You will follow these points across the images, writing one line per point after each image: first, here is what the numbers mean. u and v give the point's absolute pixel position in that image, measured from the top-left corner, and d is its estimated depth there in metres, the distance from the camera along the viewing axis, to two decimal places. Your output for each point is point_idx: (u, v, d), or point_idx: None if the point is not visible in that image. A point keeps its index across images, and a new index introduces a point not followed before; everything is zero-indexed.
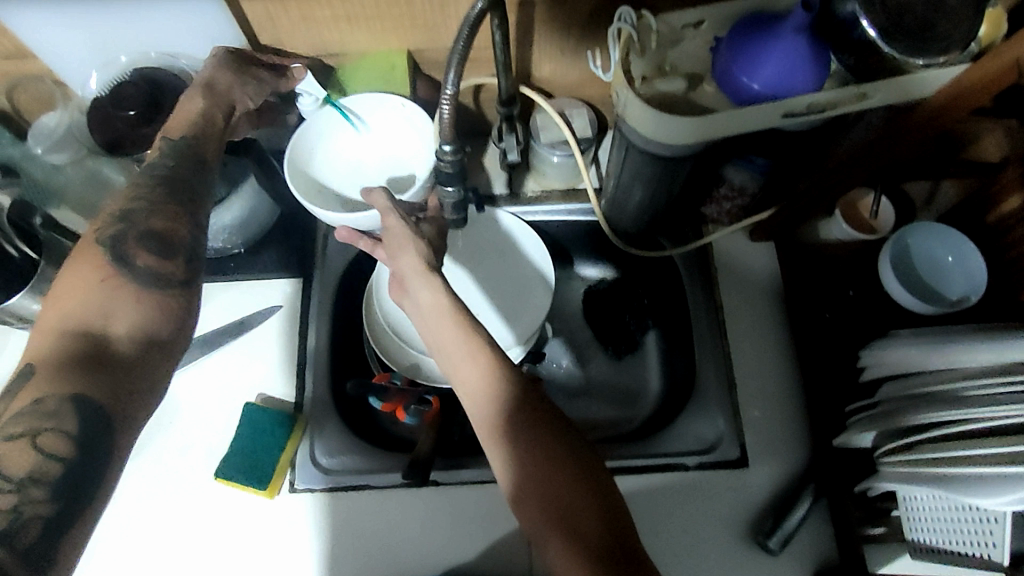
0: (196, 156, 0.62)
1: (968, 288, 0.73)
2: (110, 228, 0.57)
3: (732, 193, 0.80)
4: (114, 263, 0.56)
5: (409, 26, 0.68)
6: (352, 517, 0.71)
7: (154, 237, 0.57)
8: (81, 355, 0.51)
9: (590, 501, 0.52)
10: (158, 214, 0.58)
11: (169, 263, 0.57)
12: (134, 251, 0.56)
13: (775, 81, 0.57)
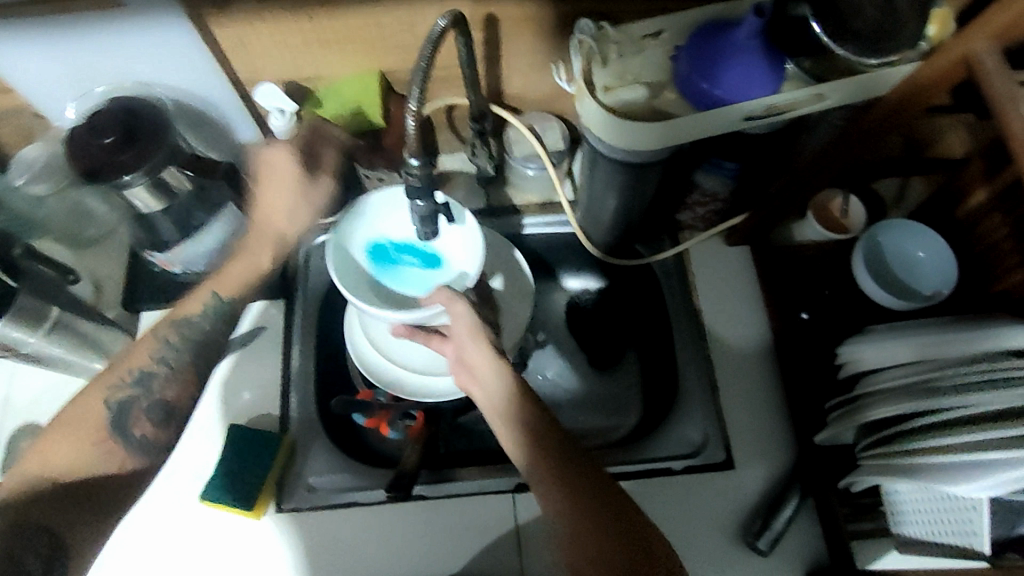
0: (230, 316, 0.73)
1: (942, 280, 0.74)
2: (122, 390, 0.67)
3: (704, 199, 0.80)
4: (112, 429, 0.66)
5: (379, 48, 0.70)
6: (338, 534, 0.71)
7: (162, 406, 0.68)
8: (77, 486, 0.64)
9: (621, 534, 0.57)
10: (173, 386, 0.69)
11: (163, 432, 0.68)
12: (136, 420, 0.67)
13: (733, 85, 0.58)
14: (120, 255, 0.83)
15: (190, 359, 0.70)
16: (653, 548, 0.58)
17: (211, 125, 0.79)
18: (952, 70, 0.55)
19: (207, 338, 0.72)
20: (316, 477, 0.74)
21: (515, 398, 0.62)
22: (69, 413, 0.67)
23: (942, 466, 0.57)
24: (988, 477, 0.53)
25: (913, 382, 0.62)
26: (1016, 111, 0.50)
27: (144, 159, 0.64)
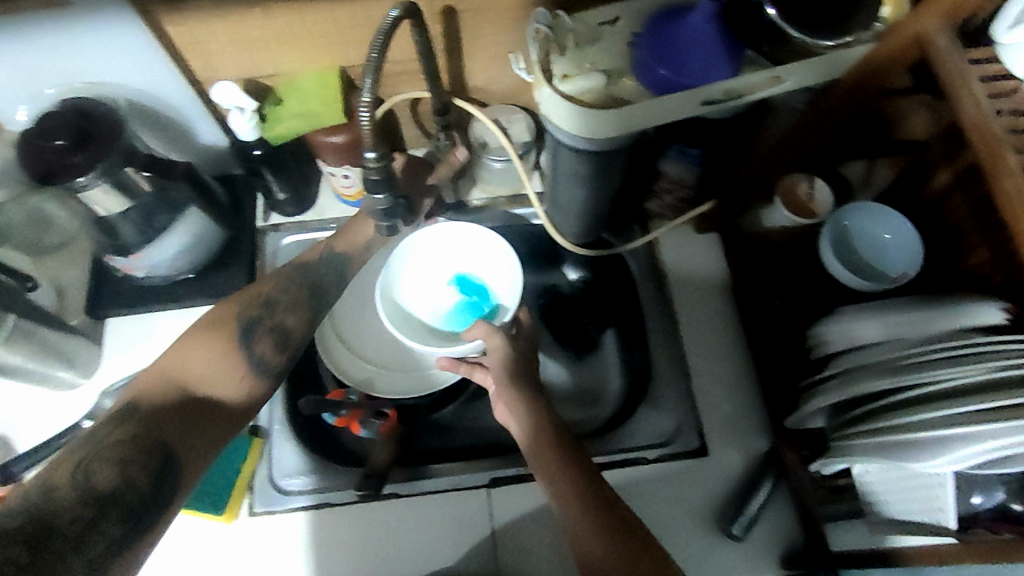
0: (315, 292, 0.71)
1: (908, 262, 0.73)
2: (250, 309, 0.67)
3: (671, 187, 0.80)
4: (241, 342, 0.65)
5: (338, 43, 0.69)
6: (315, 538, 0.70)
7: (284, 331, 0.67)
8: (193, 405, 0.60)
9: (626, 526, 0.57)
10: (293, 312, 0.69)
11: (281, 356, 0.67)
12: (258, 338, 0.66)
13: (690, 71, 0.58)
14: (83, 263, 0.82)
15: (296, 296, 0.70)
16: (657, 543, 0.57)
17: (170, 127, 0.78)
18: (906, 51, 0.55)
19: (319, 289, 0.72)
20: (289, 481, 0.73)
21: (528, 399, 0.65)
22: (192, 337, 0.64)
23: (910, 444, 0.57)
24: (951, 451, 0.53)
25: (880, 361, 0.62)
26: (968, 90, 0.50)
27: (99, 159, 0.63)
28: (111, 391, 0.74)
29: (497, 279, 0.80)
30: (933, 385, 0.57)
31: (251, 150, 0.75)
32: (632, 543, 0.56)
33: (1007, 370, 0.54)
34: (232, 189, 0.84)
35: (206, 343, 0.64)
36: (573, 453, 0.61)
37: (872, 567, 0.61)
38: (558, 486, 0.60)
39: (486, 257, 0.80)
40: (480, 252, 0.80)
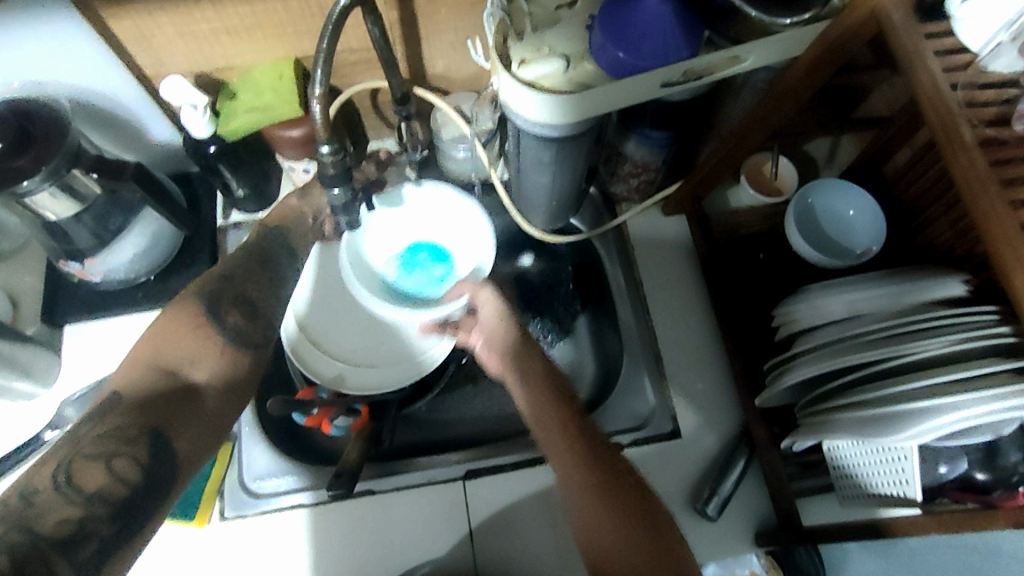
0: (261, 254, 0.68)
1: (871, 238, 0.74)
2: (213, 287, 0.65)
3: (636, 170, 0.79)
4: (208, 314, 0.63)
5: (291, 34, 0.67)
6: (290, 543, 0.69)
7: (249, 302, 0.66)
8: (172, 393, 0.58)
9: (629, 506, 0.56)
10: (253, 281, 0.66)
11: (252, 325, 0.65)
12: (228, 311, 0.64)
13: (649, 53, 0.57)
14: (38, 268, 0.80)
15: (253, 270, 0.67)
16: (666, 521, 0.56)
17: (120, 126, 0.75)
18: (862, 27, 0.54)
19: (280, 260, 0.70)
20: (268, 489, 0.71)
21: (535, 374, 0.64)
22: (166, 319, 0.62)
23: (875, 418, 0.57)
24: (910, 426, 0.53)
25: (845, 338, 0.63)
26: (923, 64, 0.50)
27: (43, 162, 0.61)
28: (73, 401, 0.72)
29: (460, 239, 0.79)
30: (897, 359, 0.58)
31: (205, 147, 0.72)
32: (635, 522, 0.55)
33: (972, 340, 0.54)
34: (189, 187, 0.83)
35: (176, 325, 0.62)
36: (580, 429, 0.60)
37: (845, 541, 0.62)
38: (563, 462, 0.59)
39: (444, 222, 0.80)
40: (435, 219, 0.80)
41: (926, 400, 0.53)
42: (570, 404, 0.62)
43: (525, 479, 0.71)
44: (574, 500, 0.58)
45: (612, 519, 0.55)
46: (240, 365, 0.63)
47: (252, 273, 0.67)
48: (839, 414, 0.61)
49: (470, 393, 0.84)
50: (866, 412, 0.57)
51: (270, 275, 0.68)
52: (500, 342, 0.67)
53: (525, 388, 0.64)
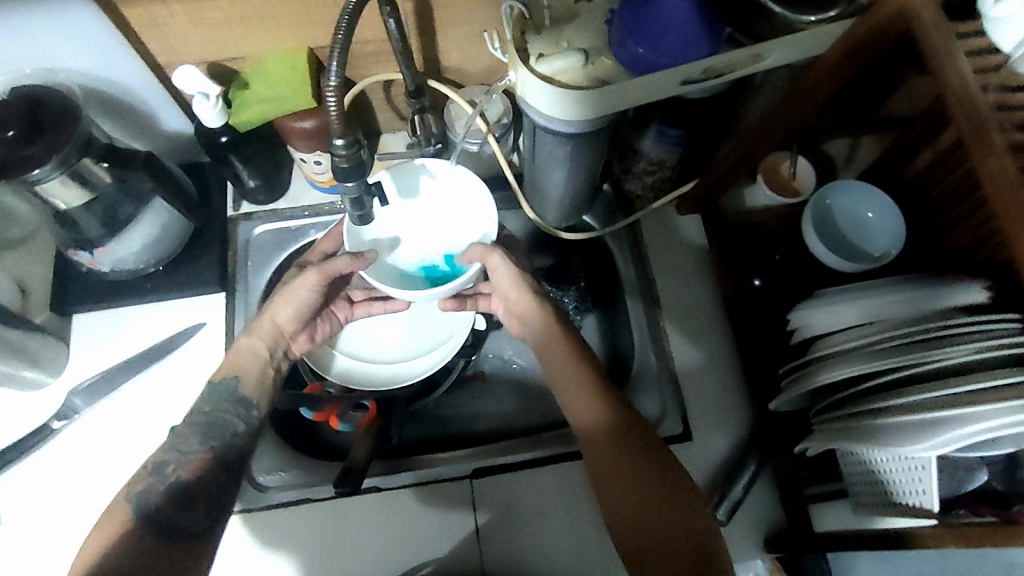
0: (223, 427, 0.62)
1: (890, 240, 0.72)
2: (139, 483, 0.56)
3: (651, 167, 0.77)
4: (138, 516, 0.54)
5: (304, 23, 0.66)
6: (292, 539, 0.69)
7: (182, 486, 0.57)
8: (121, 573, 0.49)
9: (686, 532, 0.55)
10: (186, 465, 0.58)
11: (192, 513, 0.56)
12: (155, 500, 0.55)
13: (663, 47, 0.56)
14: (47, 256, 0.79)
15: (191, 442, 0.60)
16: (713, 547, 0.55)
17: (132, 114, 0.74)
18: (890, 25, 0.53)
19: (224, 421, 0.62)
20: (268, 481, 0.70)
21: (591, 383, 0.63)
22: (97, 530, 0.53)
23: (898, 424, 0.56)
24: (935, 435, 0.52)
25: (865, 344, 0.61)
26: (954, 64, 0.49)
27: (54, 151, 0.60)
28: (81, 391, 0.73)
29: (471, 218, 0.74)
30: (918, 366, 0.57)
31: (216, 137, 0.71)
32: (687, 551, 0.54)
33: (994, 349, 0.53)
34: (201, 177, 0.82)
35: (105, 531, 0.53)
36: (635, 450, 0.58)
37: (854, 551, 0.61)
38: (610, 484, 0.58)
39: (455, 203, 0.75)
40: (445, 201, 0.75)
41: (952, 409, 0.52)
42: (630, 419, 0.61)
43: (533, 483, 0.71)
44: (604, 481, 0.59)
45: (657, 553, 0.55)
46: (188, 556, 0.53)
47: (186, 454, 0.59)
48: (858, 422, 0.59)
49: (479, 390, 0.83)
50: (886, 420, 0.56)
51: (204, 440, 0.61)
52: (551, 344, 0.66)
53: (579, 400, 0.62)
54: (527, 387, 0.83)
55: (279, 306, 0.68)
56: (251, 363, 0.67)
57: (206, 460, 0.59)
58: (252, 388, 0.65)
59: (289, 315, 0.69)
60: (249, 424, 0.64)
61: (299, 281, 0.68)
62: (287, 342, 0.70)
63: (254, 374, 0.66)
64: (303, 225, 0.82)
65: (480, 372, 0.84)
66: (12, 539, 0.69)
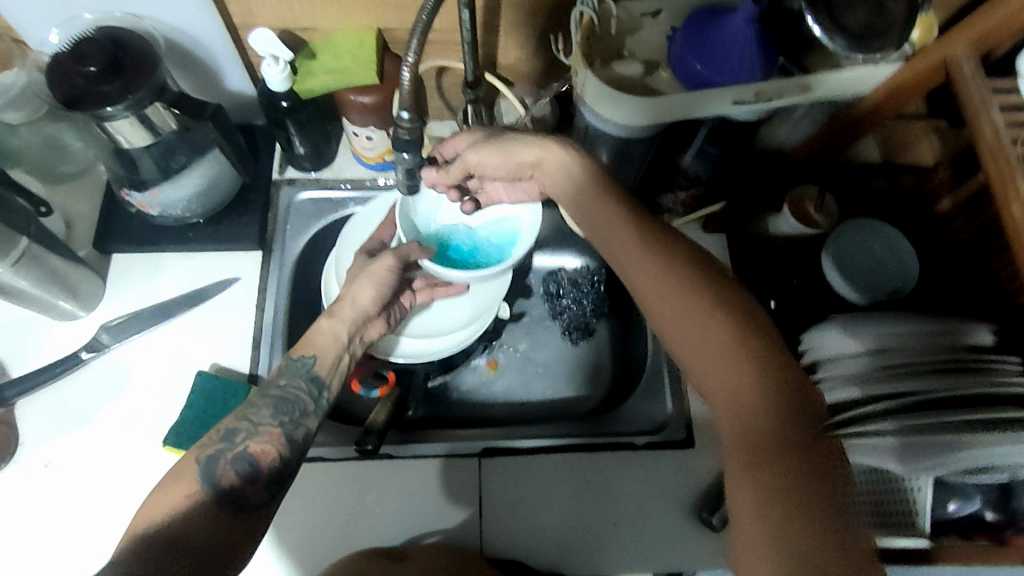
0: (298, 405, 0.62)
1: (903, 279, 0.75)
2: (210, 446, 0.57)
3: (686, 183, 0.82)
4: (205, 483, 0.54)
5: (378, 4, 0.70)
6: (307, 499, 0.70)
7: (250, 459, 0.57)
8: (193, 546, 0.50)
9: (789, 422, 0.45)
10: (259, 438, 0.58)
11: (254, 487, 0.56)
12: (223, 470, 0.55)
13: (724, 69, 0.60)
14: (92, 195, 0.82)
15: (265, 412, 0.60)
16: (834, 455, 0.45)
17: (200, 70, 0.77)
18: (931, 73, 0.57)
19: (297, 398, 0.62)
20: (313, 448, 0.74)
21: (676, 262, 0.52)
22: (161, 491, 0.54)
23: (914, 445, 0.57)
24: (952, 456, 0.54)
25: (875, 369, 0.63)
26: (988, 116, 0.53)
27: (131, 92, 0.62)
28: (109, 328, 0.75)
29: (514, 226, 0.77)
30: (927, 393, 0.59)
31: (278, 102, 0.74)
32: (789, 445, 0.44)
33: (998, 389, 0.57)
34: (253, 139, 0.85)
35: (169, 494, 0.54)
36: (723, 324, 0.48)
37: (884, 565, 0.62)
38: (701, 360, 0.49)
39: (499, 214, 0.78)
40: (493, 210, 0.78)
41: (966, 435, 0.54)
42: (735, 295, 0.50)
43: (537, 471, 0.73)
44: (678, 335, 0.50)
45: (738, 455, 0.45)
46: (239, 535, 0.54)
47: (257, 426, 0.59)
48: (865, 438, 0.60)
49: (487, 378, 0.85)
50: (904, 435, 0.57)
51: (276, 415, 0.61)
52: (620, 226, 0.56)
53: (647, 273, 0.52)
54: (535, 381, 0.85)
55: (358, 288, 0.70)
56: (328, 347, 0.67)
57: (277, 438, 0.59)
58: (328, 371, 0.65)
59: (369, 297, 0.71)
60: (319, 407, 0.63)
61: (376, 263, 0.72)
62: (364, 328, 0.71)
63: (331, 359, 0.66)
64: (343, 198, 0.85)
65: (493, 360, 0.86)
66: (31, 459, 0.71)
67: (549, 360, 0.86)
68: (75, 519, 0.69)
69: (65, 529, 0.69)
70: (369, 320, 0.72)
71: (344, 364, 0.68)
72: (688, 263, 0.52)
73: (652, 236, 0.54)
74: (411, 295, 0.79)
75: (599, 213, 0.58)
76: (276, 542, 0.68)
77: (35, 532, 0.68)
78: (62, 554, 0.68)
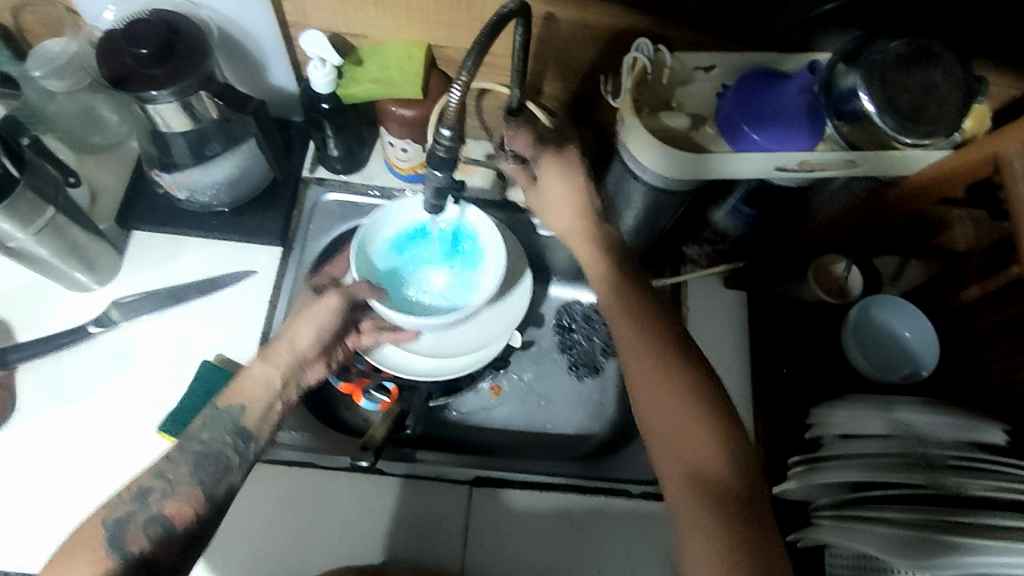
0: (221, 462, 0.58)
1: (920, 363, 0.74)
2: (119, 508, 0.55)
3: (715, 238, 0.82)
4: (112, 550, 0.53)
5: (432, 21, 0.70)
6: (269, 505, 0.70)
7: (163, 524, 0.55)
8: None
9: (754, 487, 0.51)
10: (172, 499, 0.56)
11: (166, 549, 0.55)
12: (134, 535, 0.54)
13: (775, 135, 0.60)
14: (120, 170, 0.82)
15: (180, 473, 0.57)
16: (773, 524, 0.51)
17: (246, 62, 0.77)
18: (978, 167, 0.56)
19: (220, 454, 0.58)
20: (281, 450, 0.73)
21: (647, 330, 0.58)
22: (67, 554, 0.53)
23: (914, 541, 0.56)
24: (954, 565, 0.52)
25: (884, 457, 0.61)
26: None
27: (176, 79, 0.62)
28: (120, 305, 0.75)
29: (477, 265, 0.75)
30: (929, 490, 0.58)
31: (318, 103, 0.74)
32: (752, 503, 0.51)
33: (1002, 492, 0.56)
34: (288, 135, 0.85)
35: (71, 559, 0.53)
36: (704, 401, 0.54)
37: None
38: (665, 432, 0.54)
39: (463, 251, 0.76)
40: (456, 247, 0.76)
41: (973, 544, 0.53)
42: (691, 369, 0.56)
43: (524, 507, 0.72)
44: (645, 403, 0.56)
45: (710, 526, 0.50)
46: None
47: (174, 485, 0.56)
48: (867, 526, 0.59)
49: (489, 404, 0.83)
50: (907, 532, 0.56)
51: (196, 474, 0.57)
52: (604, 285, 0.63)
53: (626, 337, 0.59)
54: (536, 414, 0.83)
55: (299, 329, 0.65)
56: (257, 394, 0.61)
57: (195, 497, 0.56)
58: (256, 422, 0.60)
59: (309, 340, 0.65)
60: (245, 460, 0.59)
61: (320, 303, 0.66)
62: (304, 372, 0.65)
63: (260, 410, 0.61)
64: (369, 203, 0.85)
65: (496, 386, 0.84)
66: (25, 425, 0.71)
67: (552, 394, 0.84)
68: (59, 492, 0.68)
69: (46, 501, 0.68)
70: (309, 362, 0.65)
71: (276, 413, 0.62)
72: (655, 334, 0.58)
73: (628, 301, 0.61)
74: (355, 336, 0.73)
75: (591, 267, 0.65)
76: (251, 545, 0.68)
77: (17, 499, 0.68)
78: (44, 522, 0.67)
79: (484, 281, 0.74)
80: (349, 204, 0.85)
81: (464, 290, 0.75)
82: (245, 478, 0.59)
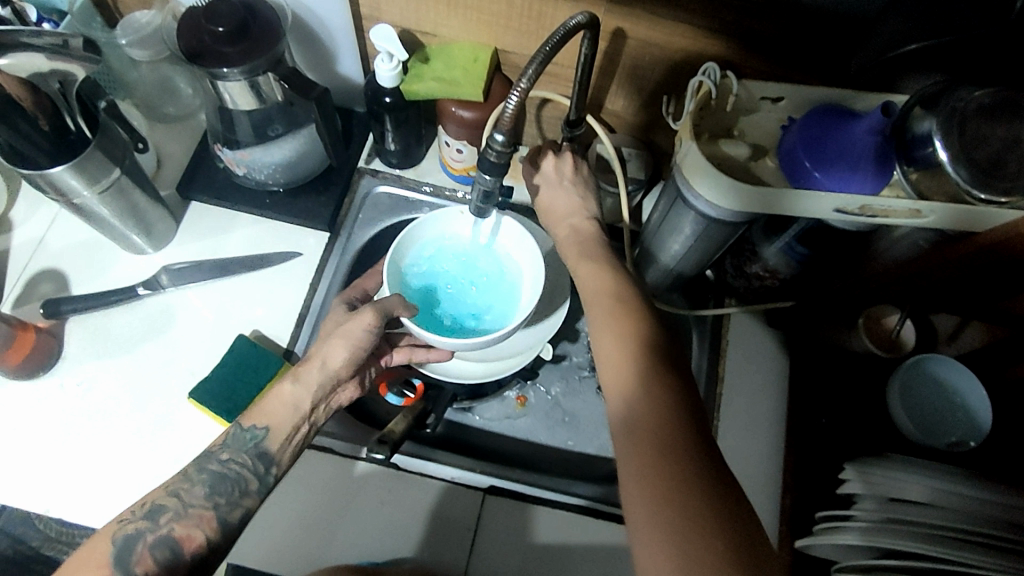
0: (238, 485, 0.59)
1: (968, 432, 0.69)
2: (130, 524, 0.56)
3: (763, 274, 0.77)
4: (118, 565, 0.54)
5: (501, 26, 0.70)
6: (287, 486, 0.71)
7: (170, 542, 0.56)
8: None
9: (698, 449, 0.47)
10: (184, 520, 0.56)
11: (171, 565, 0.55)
12: (140, 554, 0.55)
13: (837, 176, 0.57)
14: (186, 141, 0.85)
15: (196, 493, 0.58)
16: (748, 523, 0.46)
17: (317, 50, 0.79)
18: None
19: (239, 478, 0.60)
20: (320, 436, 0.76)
21: (632, 325, 0.56)
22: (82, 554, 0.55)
23: None
24: None
25: (932, 530, 0.57)
26: None
27: (249, 60, 0.64)
28: (170, 271, 0.78)
29: (515, 292, 0.76)
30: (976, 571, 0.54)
31: (382, 97, 0.75)
32: (698, 508, 0.44)
33: None
34: (350, 125, 0.87)
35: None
36: (678, 449, 0.47)
37: None
38: (637, 412, 0.50)
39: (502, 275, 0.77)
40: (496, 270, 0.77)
41: None
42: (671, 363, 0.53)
43: (533, 521, 0.72)
44: (621, 386, 0.53)
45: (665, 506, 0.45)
46: None
47: (186, 507, 0.57)
48: None
49: (513, 413, 0.81)
50: None
51: (210, 494, 0.58)
52: (595, 274, 0.62)
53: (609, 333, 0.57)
54: (559, 429, 0.81)
55: (332, 349, 0.64)
56: (284, 417, 0.61)
57: (206, 521, 0.57)
58: (279, 446, 0.61)
59: (342, 361, 0.64)
60: (262, 484, 0.60)
61: (354, 320, 0.64)
62: (333, 395, 0.65)
63: (284, 432, 0.61)
64: (419, 201, 0.86)
65: (523, 397, 0.82)
66: (69, 377, 0.74)
67: (577, 411, 0.82)
68: (91, 444, 0.71)
69: (79, 450, 0.70)
70: (340, 384, 0.66)
71: (300, 434, 0.63)
72: (640, 328, 0.56)
73: (620, 299, 0.59)
74: (388, 354, 0.75)
75: (590, 275, 0.62)
76: (275, 534, 0.69)
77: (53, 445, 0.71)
78: (74, 471, 0.70)
79: (520, 300, 0.75)
80: (399, 199, 0.86)
81: (500, 315, 0.75)
82: (259, 502, 0.61)
